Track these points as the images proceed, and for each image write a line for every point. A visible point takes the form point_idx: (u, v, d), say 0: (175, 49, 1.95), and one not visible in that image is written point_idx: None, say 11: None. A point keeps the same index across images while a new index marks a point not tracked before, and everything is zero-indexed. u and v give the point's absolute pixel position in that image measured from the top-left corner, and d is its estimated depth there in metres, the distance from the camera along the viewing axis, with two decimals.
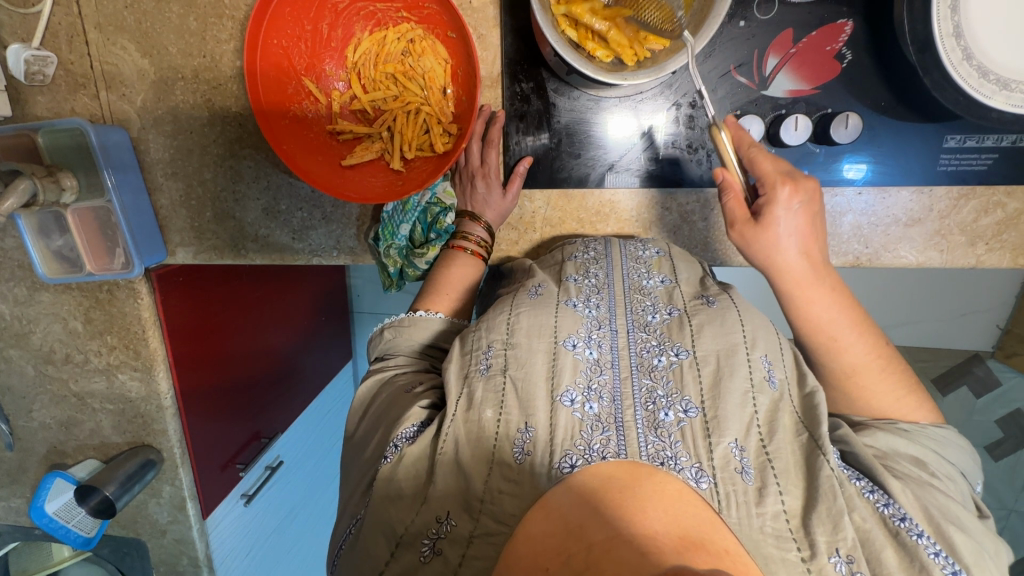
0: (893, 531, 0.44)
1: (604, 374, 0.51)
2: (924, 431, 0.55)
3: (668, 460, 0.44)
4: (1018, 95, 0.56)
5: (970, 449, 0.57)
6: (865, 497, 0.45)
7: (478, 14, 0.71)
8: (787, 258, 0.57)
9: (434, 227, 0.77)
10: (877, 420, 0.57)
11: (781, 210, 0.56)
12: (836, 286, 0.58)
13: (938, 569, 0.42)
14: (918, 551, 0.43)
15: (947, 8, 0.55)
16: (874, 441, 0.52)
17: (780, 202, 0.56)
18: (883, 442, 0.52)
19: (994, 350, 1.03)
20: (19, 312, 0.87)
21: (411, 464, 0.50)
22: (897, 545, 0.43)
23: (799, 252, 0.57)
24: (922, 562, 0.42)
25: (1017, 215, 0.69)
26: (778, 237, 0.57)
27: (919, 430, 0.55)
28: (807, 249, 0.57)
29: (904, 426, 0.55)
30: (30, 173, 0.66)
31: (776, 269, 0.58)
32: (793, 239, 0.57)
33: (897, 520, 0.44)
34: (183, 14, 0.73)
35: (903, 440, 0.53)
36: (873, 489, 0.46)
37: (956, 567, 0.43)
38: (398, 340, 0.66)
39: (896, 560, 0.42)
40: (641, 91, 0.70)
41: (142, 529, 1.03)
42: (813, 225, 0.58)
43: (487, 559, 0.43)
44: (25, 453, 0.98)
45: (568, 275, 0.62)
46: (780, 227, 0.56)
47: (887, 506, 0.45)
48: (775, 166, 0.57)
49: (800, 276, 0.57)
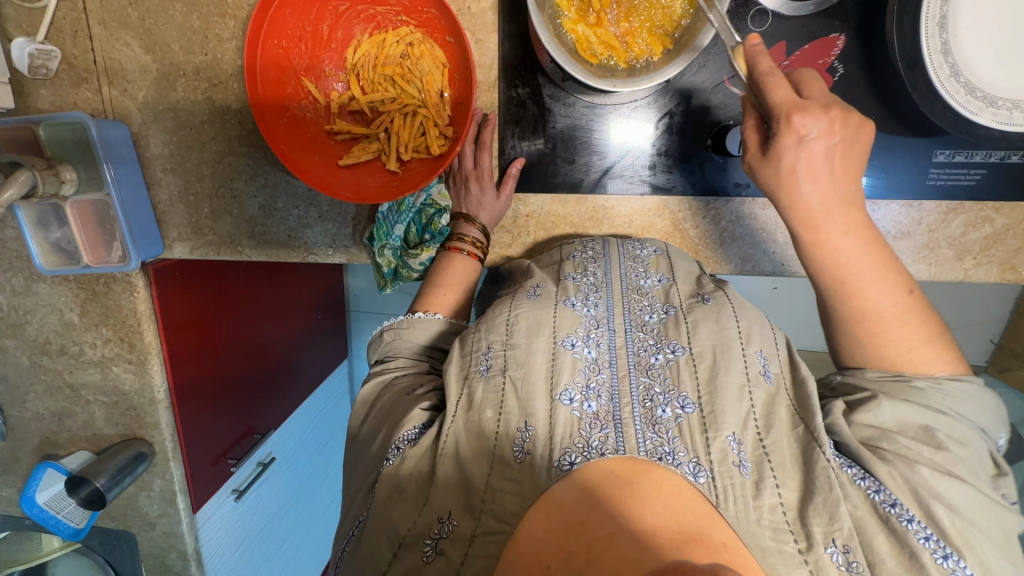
0: (883, 516, 0.45)
1: (602, 373, 0.52)
2: (939, 388, 0.53)
3: (666, 456, 0.46)
4: (1004, 111, 0.59)
5: (990, 399, 0.55)
6: (857, 485, 0.47)
7: (476, 20, 0.72)
8: (809, 205, 0.53)
9: (428, 228, 0.78)
10: (890, 376, 0.54)
11: (788, 146, 0.51)
12: (868, 258, 0.54)
13: (927, 555, 0.43)
14: (908, 537, 0.44)
15: (934, 26, 0.57)
16: (870, 421, 0.52)
17: (788, 137, 0.51)
18: (884, 418, 0.51)
19: (987, 365, 1.07)
20: (16, 303, 0.87)
21: (413, 465, 0.51)
22: (888, 531, 0.44)
23: (822, 202, 0.53)
24: (912, 548, 0.43)
25: (1004, 231, 0.72)
26: (793, 171, 0.52)
27: (934, 387, 0.53)
28: (832, 202, 0.53)
29: (917, 383, 0.53)
30: (30, 165, 0.66)
31: (801, 215, 0.54)
32: (814, 187, 0.52)
33: (888, 506, 0.45)
34: (186, 13, 0.73)
35: (912, 408, 0.51)
36: (865, 476, 0.47)
37: (947, 552, 0.44)
38: (397, 342, 0.67)
39: (887, 546, 0.44)
40: (636, 99, 0.71)
41: (132, 521, 1.03)
42: (836, 159, 0.52)
43: (490, 557, 0.44)
44: (16, 444, 0.97)
45: (566, 274, 0.63)
46: (797, 161, 0.52)
47: (878, 492, 0.46)
48: (788, 95, 0.50)
49: (829, 231, 0.54)
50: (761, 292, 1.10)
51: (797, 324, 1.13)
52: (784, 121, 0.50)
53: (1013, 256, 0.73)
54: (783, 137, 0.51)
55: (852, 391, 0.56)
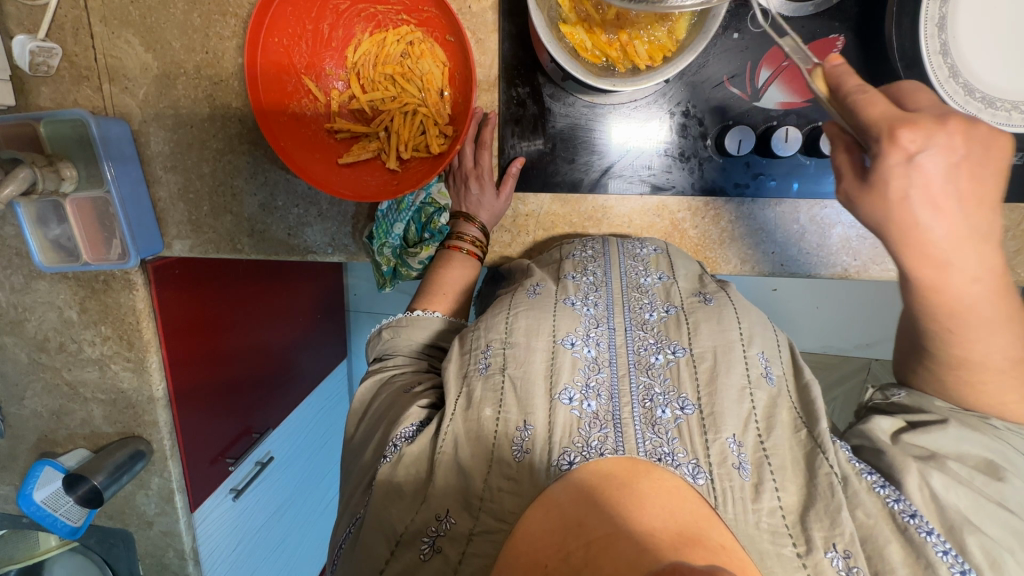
0: (901, 526, 0.44)
1: (602, 372, 0.52)
2: (1019, 432, 0.50)
3: (666, 457, 0.46)
4: (1002, 113, 0.59)
5: None
6: (875, 492, 0.46)
7: (476, 19, 0.72)
8: (932, 240, 0.43)
9: (428, 227, 0.79)
10: (963, 410, 0.52)
11: (897, 168, 0.41)
12: None
13: (945, 567, 0.42)
14: (925, 548, 0.43)
15: (934, 26, 0.58)
16: (923, 442, 0.50)
17: (894, 157, 0.41)
18: (943, 441, 0.49)
19: None
20: (15, 300, 0.87)
21: (411, 463, 0.51)
22: (904, 541, 0.43)
23: (949, 236, 0.43)
24: (928, 559, 0.42)
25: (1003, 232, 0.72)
26: (904, 197, 0.42)
27: (1011, 429, 0.50)
28: (963, 230, 0.42)
29: (994, 421, 0.50)
30: (30, 161, 0.67)
31: (918, 253, 0.44)
32: (939, 217, 0.42)
33: (906, 516, 0.44)
34: (187, 11, 0.74)
35: (976, 436, 0.49)
36: (886, 485, 0.46)
37: (966, 568, 0.42)
38: (397, 340, 0.67)
39: (901, 555, 0.43)
40: (636, 99, 0.71)
41: (130, 519, 1.03)
42: (962, 179, 0.41)
43: (487, 556, 0.44)
44: (14, 441, 0.97)
45: (565, 274, 0.63)
46: (910, 185, 0.41)
47: (897, 501, 0.45)
48: (887, 108, 0.41)
49: (955, 271, 0.44)
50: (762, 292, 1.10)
51: (796, 325, 1.13)
52: (886, 138, 0.40)
53: (1013, 257, 0.73)
54: (886, 157, 0.41)
55: (916, 412, 0.53)
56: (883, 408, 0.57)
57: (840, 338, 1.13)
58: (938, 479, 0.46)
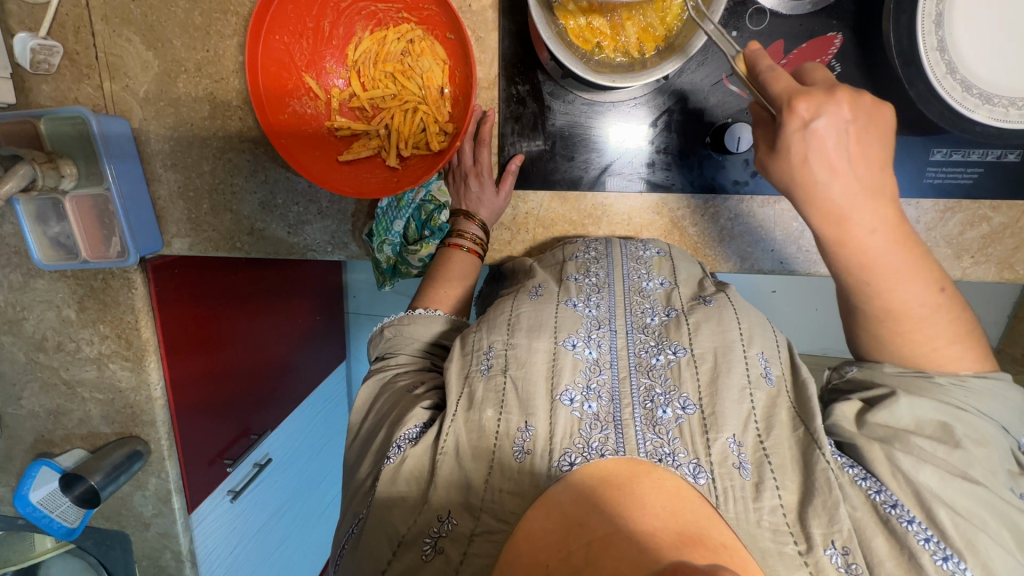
0: (883, 517, 0.44)
1: (603, 373, 0.52)
2: (962, 385, 0.51)
3: (666, 457, 0.46)
4: (1000, 109, 0.60)
5: (1015, 400, 0.53)
6: (857, 486, 0.46)
7: (477, 18, 0.72)
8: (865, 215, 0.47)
9: (428, 224, 0.79)
10: (912, 372, 0.53)
11: (794, 134, 0.47)
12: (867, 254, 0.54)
13: (927, 558, 0.42)
14: (907, 538, 0.43)
15: (931, 23, 0.58)
16: (885, 420, 0.49)
17: (791, 124, 0.47)
18: (900, 416, 0.49)
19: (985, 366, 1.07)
20: (13, 298, 0.87)
21: (413, 467, 0.51)
22: (888, 532, 0.43)
23: (844, 195, 0.48)
24: (911, 549, 0.42)
25: (1001, 230, 0.72)
26: (804, 159, 0.48)
27: (956, 385, 0.51)
28: None
29: (938, 379, 0.51)
30: (31, 158, 0.67)
31: None
32: (835, 179, 0.48)
33: (888, 506, 0.44)
34: (188, 9, 0.74)
35: (930, 404, 0.49)
36: (866, 476, 0.46)
37: (947, 553, 0.42)
38: (399, 339, 0.67)
39: (886, 546, 0.43)
40: (635, 97, 0.71)
41: (127, 521, 1.02)
42: None
43: (488, 556, 0.44)
44: (11, 441, 0.96)
45: (568, 275, 0.64)
46: (808, 150, 0.47)
47: (878, 492, 0.45)
48: None
49: None
50: (762, 289, 1.11)
51: (796, 325, 1.13)
52: (786, 108, 0.47)
53: (1011, 255, 0.73)
54: (803, 136, 0.47)
55: (868, 386, 0.54)
56: (840, 387, 0.57)
57: (839, 337, 1.13)
58: (906, 459, 0.46)
